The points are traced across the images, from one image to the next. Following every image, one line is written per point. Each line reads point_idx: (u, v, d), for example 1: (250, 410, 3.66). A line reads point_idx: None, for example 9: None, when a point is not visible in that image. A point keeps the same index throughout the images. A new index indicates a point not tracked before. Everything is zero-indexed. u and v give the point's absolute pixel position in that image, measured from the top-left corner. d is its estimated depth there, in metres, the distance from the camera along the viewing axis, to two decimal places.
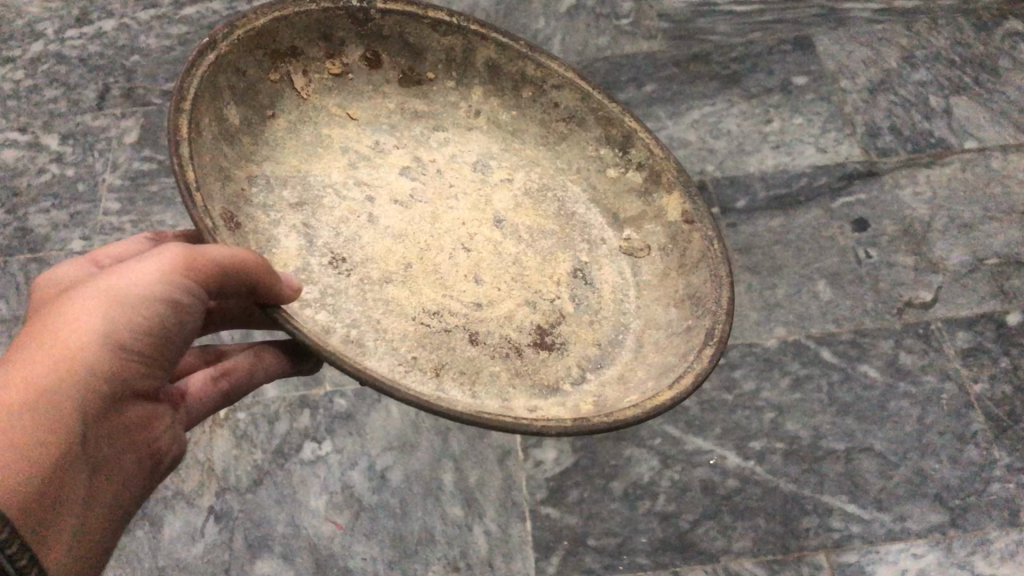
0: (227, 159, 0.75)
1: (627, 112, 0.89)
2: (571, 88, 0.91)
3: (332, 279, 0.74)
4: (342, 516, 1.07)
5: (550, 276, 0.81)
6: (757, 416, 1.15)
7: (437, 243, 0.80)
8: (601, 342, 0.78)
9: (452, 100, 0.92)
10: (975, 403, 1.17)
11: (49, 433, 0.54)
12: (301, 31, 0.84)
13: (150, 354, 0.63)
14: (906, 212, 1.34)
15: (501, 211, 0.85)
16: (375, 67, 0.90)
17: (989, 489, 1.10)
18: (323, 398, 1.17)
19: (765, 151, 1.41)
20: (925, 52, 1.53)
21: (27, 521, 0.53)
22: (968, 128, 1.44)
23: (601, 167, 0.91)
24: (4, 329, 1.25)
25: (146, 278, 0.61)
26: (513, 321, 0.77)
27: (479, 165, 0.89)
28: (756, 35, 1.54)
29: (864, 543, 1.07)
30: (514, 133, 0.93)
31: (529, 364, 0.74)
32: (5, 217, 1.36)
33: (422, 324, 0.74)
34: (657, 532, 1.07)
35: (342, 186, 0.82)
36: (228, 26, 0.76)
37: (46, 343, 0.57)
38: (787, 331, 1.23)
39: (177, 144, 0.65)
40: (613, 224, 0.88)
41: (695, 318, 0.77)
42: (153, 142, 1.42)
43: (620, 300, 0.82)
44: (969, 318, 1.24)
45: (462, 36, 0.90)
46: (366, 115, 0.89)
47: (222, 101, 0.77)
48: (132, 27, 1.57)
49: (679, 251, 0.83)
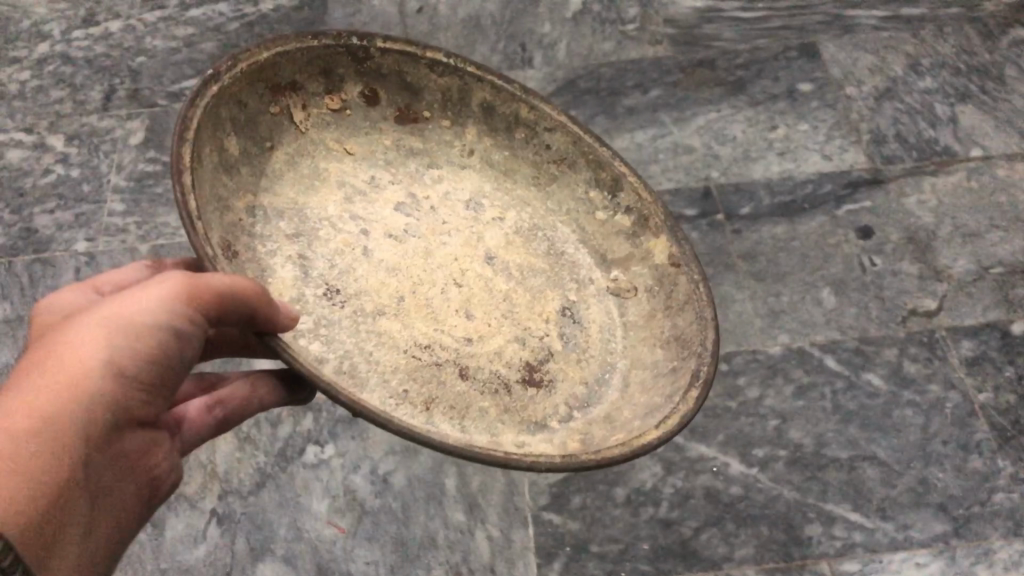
0: (227, 189, 0.75)
1: (617, 157, 0.89)
2: (563, 131, 0.90)
3: (327, 309, 0.74)
4: (344, 520, 1.07)
5: (540, 314, 0.81)
6: (760, 423, 1.15)
7: (429, 279, 0.80)
8: (588, 381, 0.78)
9: (446, 139, 0.92)
10: (979, 412, 1.16)
11: (50, 461, 0.55)
12: (303, 67, 0.84)
13: (152, 382, 0.63)
14: (910, 220, 1.34)
15: (492, 248, 0.85)
16: (373, 104, 0.90)
17: (993, 499, 1.09)
18: (327, 402, 1.17)
19: (770, 157, 1.42)
20: (931, 60, 1.53)
21: (30, 548, 0.53)
22: (974, 136, 1.44)
23: (589, 209, 0.90)
24: (7, 328, 1.25)
25: (148, 307, 0.61)
26: (502, 357, 0.76)
27: (471, 204, 0.89)
28: (761, 42, 1.54)
29: (867, 552, 1.06)
30: (505, 173, 0.92)
31: (517, 401, 0.74)
32: (10, 216, 1.36)
33: (414, 357, 0.74)
34: (660, 539, 1.07)
35: (336, 220, 0.82)
36: (231, 59, 0.76)
37: (48, 370, 0.58)
38: (792, 338, 1.23)
39: (180, 174, 0.65)
40: (601, 264, 0.87)
41: (680, 360, 0.76)
42: (158, 144, 1.43)
43: (607, 339, 0.81)
44: (973, 327, 1.24)
45: (460, 77, 0.90)
46: (362, 149, 0.89)
47: (223, 131, 0.77)
48: (139, 28, 1.58)
49: (665, 293, 0.82)
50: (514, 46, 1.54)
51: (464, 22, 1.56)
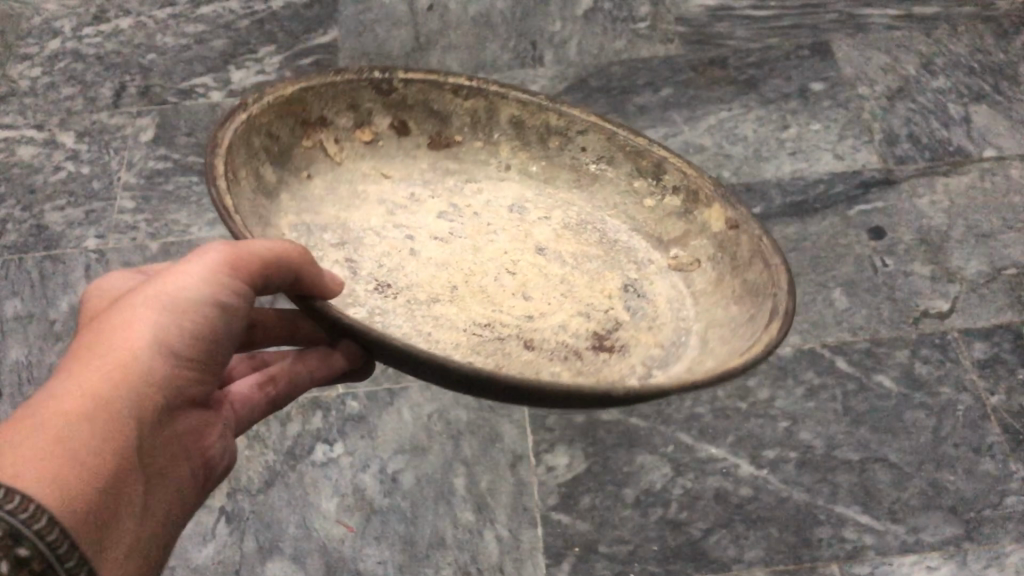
0: (266, 211, 0.76)
1: (654, 142, 0.85)
2: (597, 130, 0.87)
3: (379, 301, 0.74)
4: (353, 518, 1.07)
5: (601, 291, 0.79)
6: (771, 425, 1.15)
7: (480, 270, 0.80)
8: (664, 343, 0.75)
9: (482, 159, 0.89)
10: (990, 414, 1.15)
11: (104, 442, 0.53)
12: (329, 102, 0.84)
13: (201, 357, 0.62)
14: (923, 221, 1.33)
15: (542, 240, 0.83)
16: (405, 134, 0.88)
17: (1005, 502, 1.08)
18: (336, 399, 1.17)
19: (781, 157, 1.41)
20: (945, 59, 1.53)
21: (88, 533, 0.51)
22: (988, 136, 1.43)
23: (636, 199, 0.86)
24: (16, 324, 1.23)
25: (192, 283, 0.61)
26: (567, 329, 0.75)
27: (514, 208, 0.86)
28: (773, 41, 1.54)
29: (877, 554, 1.05)
30: (547, 181, 0.89)
31: (589, 365, 0.72)
32: (22, 213, 1.36)
33: (474, 334, 0.74)
34: (669, 540, 1.06)
35: (380, 228, 0.82)
36: (257, 93, 0.77)
37: (99, 350, 0.56)
38: (802, 339, 1.22)
39: (213, 183, 0.67)
40: (659, 245, 0.83)
41: (756, 309, 0.71)
42: (168, 140, 1.42)
43: (677, 308, 0.78)
44: (985, 329, 1.23)
45: (484, 98, 0.88)
46: (399, 173, 0.87)
47: (259, 161, 0.78)
48: (149, 25, 1.60)
49: (729, 255, 0.78)
50: (524, 44, 1.54)
51: (474, 21, 1.56)
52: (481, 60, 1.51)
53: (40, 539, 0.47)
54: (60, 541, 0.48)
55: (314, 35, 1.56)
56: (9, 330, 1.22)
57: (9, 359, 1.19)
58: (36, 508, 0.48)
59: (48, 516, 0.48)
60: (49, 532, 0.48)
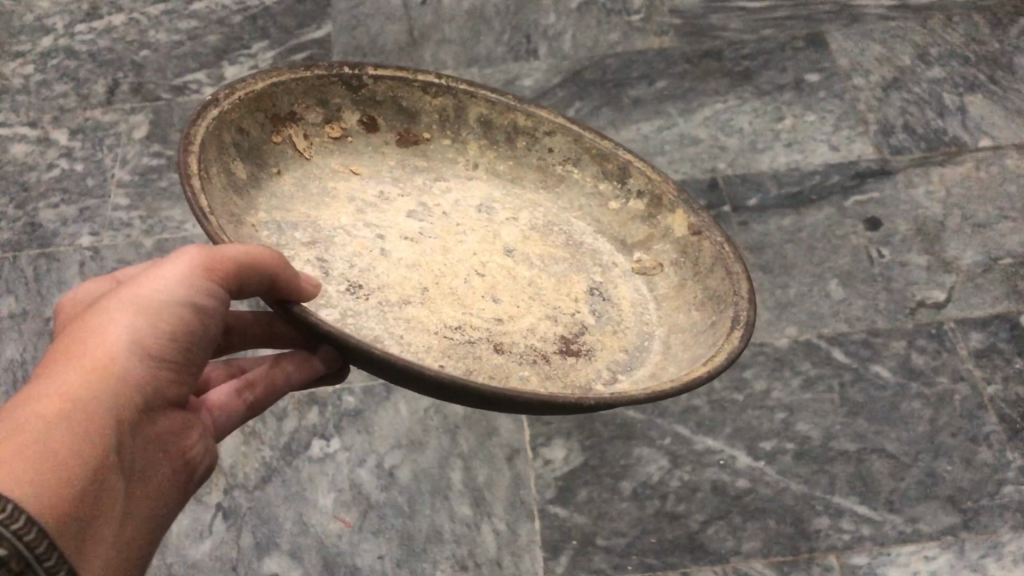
0: (238, 207, 0.71)
1: (620, 146, 0.84)
2: (563, 133, 0.86)
3: (352, 302, 0.69)
4: (350, 514, 1.07)
5: (567, 294, 0.76)
6: (768, 416, 1.14)
7: (450, 271, 0.75)
8: (628, 348, 0.72)
9: (449, 157, 0.86)
10: (987, 404, 1.15)
11: (82, 444, 0.52)
12: (299, 97, 0.80)
13: (179, 359, 0.61)
14: (918, 211, 1.33)
15: (511, 242, 0.80)
16: (373, 130, 0.84)
17: (1002, 491, 1.08)
18: (332, 395, 1.17)
19: (776, 148, 1.41)
20: (939, 49, 1.52)
21: (66, 536, 0.50)
22: (982, 126, 1.43)
23: (601, 201, 0.84)
24: (11, 322, 1.22)
25: (169, 285, 0.59)
26: (536, 332, 0.71)
27: (483, 208, 0.83)
28: (768, 32, 1.54)
29: (875, 545, 1.04)
30: (513, 181, 0.86)
31: (557, 369, 0.69)
32: (15, 211, 1.35)
33: (446, 336, 0.69)
34: (667, 532, 1.06)
35: (351, 227, 0.76)
36: (228, 87, 0.73)
37: (75, 354, 0.55)
38: (799, 330, 1.22)
39: (187, 179, 0.62)
40: (622, 249, 0.82)
41: (717, 316, 0.71)
42: (162, 137, 1.42)
43: (639, 312, 0.76)
44: (982, 319, 1.23)
45: (453, 95, 0.85)
46: (368, 169, 0.83)
47: (229, 155, 0.72)
48: (142, 22, 1.59)
49: (691, 261, 0.78)
50: (519, 37, 1.53)
51: (469, 14, 1.56)
52: (474, 54, 1.51)
53: (18, 540, 0.47)
54: (38, 540, 0.48)
55: (308, 30, 1.56)
56: (4, 328, 1.22)
57: (5, 357, 1.19)
58: (15, 509, 0.47)
59: (26, 516, 0.47)
60: (28, 532, 0.47)
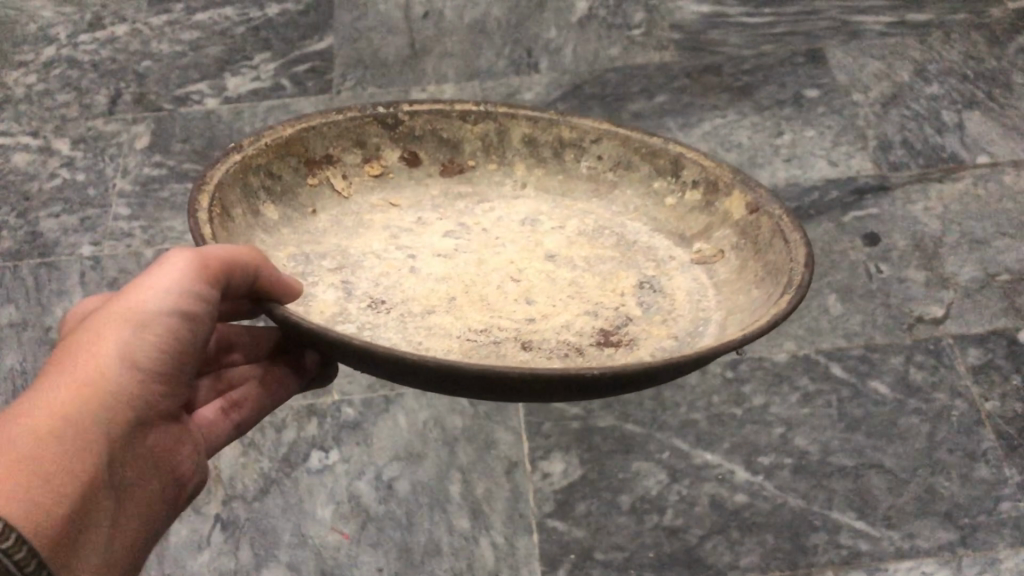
0: (263, 244, 0.73)
1: (669, 141, 0.82)
2: (609, 137, 0.83)
3: (371, 317, 0.69)
4: (348, 525, 1.07)
5: (613, 290, 0.74)
6: (766, 431, 1.15)
7: (483, 280, 0.75)
8: (678, 335, 0.69)
9: (496, 180, 0.85)
10: (986, 420, 1.15)
11: (74, 459, 0.52)
12: (334, 140, 0.81)
13: (170, 372, 0.61)
14: (916, 227, 1.34)
15: (553, 248, 0.79)
16: (415, 164, 0.84)
17: (1000, 507, 1.08)
18: (332, 407, 1.18)
19: (776, 163, 1.41)
20: (938, 66, 1.54)
21: (56, 553, 0.50)
22: (981, 143, 1.44)
23: (657, 198, 0.82)
24: (9, 330, 1.22)
25: (157, 295, 0.59)
26: (571, 328, 0.70)
27: (528, 221, 0.82)
28: (767, 48, 1.55)
29: (873, 560, 1.04)
30: (565, 192, 0.85)
31: (593, 361, 0.67)
32: (16, 221, 1.35)
33: (468, 340, 0.69)
34: (665, 547, 1.06)
35: (382, 251, 0.77)
36: (253, 135, 0.75)
37: (66, 368, 0.56)
38: (797, 345, 1.23)
39: (194, 216, 0.65)
40: (680, 242, 0.79)
41: (776, 288, 0.67)
42: (164, 148, 1.42)
43: (696, 300, 0.73)
44: (980, 335, 1.23)
45: (494, 120, 0.85)
46: (409, 200, 0.83)
47: (257, 198, 0.75)
48: (144, 32, 1.60)
49: (751, 240, 0.74)
50: (520, 50, 1.54)
51: (470, 27, 1.57)
52: (475, 67, 1.52)
53: (7, 558, 0.47)
54: (28, 559, 0.48)
55: (310, 42, 1.57)
56: (4, 338, 1.22)
57: (4, 365, 1.19)
58: (5, 527, 0.47)
59: (16, 535, 0.47)
60: (18, 551, 0.47)
